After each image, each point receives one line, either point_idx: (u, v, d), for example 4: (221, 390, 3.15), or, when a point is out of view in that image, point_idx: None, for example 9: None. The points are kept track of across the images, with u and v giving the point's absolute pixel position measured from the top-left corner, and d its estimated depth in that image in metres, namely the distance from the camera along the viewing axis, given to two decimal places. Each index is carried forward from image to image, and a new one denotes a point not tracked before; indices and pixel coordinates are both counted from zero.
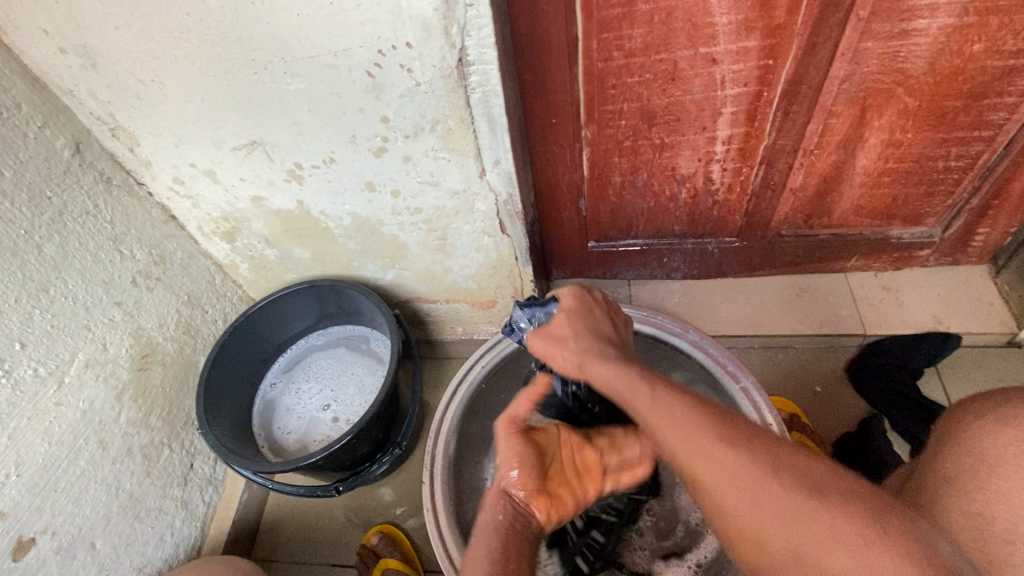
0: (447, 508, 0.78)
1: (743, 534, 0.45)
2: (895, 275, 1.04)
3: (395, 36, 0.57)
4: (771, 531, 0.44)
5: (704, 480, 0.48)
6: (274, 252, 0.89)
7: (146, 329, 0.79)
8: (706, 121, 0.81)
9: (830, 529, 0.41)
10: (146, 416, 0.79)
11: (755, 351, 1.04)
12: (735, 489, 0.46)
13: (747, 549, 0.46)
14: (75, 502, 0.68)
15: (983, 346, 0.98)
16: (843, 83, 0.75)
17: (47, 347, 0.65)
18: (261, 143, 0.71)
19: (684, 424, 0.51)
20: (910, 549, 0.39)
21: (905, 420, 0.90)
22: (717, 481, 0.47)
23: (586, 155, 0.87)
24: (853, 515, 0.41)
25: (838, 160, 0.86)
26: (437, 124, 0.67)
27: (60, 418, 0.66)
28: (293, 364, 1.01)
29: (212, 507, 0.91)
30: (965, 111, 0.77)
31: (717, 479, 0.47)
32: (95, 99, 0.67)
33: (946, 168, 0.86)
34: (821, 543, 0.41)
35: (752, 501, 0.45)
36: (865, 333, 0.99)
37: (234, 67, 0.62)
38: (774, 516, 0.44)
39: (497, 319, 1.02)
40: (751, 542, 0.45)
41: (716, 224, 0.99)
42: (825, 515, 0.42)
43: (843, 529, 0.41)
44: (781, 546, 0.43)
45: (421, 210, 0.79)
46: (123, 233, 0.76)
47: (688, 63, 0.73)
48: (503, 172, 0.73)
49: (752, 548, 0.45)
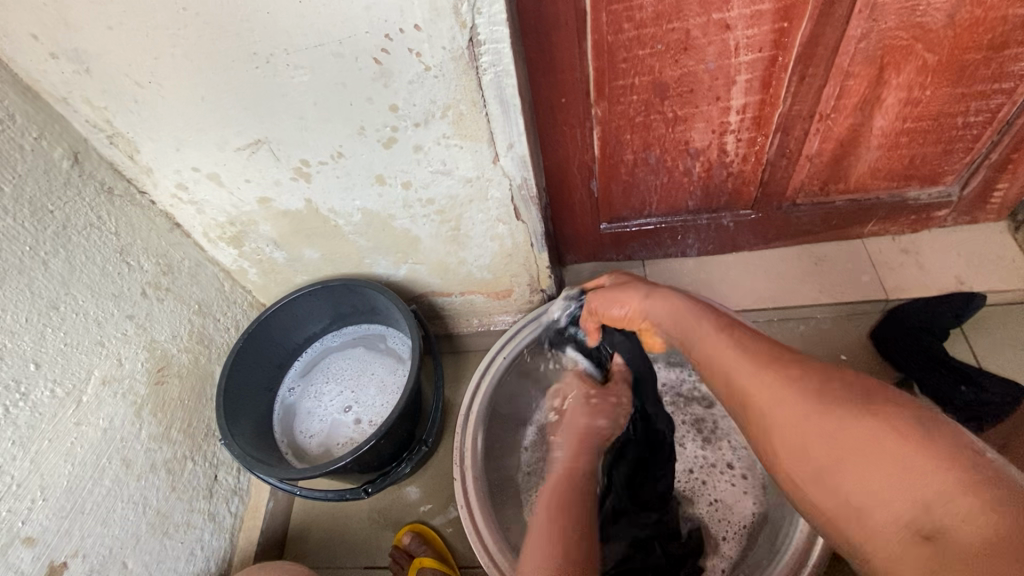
0: (481, 504, 0.77)
1: (784, 443, 0.48)
2: (913, 238, 1.02)
3: (402, 18, 0.55)
4: (815, 440, 0.46)
5: (749, 393, 0.51)
6: (283, 254, 0.87)
7: (160, 341, 0.77)
8: (720, 91, 0.78)
9: (870, 439, 0.43)
10: (167, 431, 0.77)
11: (776, 324, 1.03)
12: (781, 412, 0.49)
13: (802, 470, 0.47)
14: (104, 522, 0.66)
15: (1007, 304, 0.97)
16: (860, 42, 0.73)
17: (62, 366, 0.63)
18: (267, 141, 0.68)
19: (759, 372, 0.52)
20: (952, 459, 0.40)
21: (936, 382, 0.88)
22: (753, 384, 0.51)
23: (597, 134, 0.85)
24: (893, 427, 0.43)
25: (855, 123, 0.84)
26: (448, 109, 0.64)
27: (81, 438, 0.64)
28: (309, 367, 0.99)
29: (239, 518, 0.90)
30: (986, 64, 0.76)
31: (765, 400, 0.50)
32: (90, 106, 0.65)
33: (965, 125, 0.84)
34: (854, 454, 0.43)
35: (808, 419, 0.47)
36: (887, 298, 0.97)
37: (237, 63, 0.60)
38: (820, 422, 0.46)
39: (514, 309, 1.00)
40: (794, 454, 0.47)
41: (731, 196, 0.97)
42: (863, 424, 0.44)
43: (878, 436, 0.43)
44: (819, 452, 0.46)
45: (434, 201, 0.77)
46: (129, 244, 0.73)
47: (701, 30, 0.71)
48: (516, 156, 0.71)
49: (792, 459, 0.47)
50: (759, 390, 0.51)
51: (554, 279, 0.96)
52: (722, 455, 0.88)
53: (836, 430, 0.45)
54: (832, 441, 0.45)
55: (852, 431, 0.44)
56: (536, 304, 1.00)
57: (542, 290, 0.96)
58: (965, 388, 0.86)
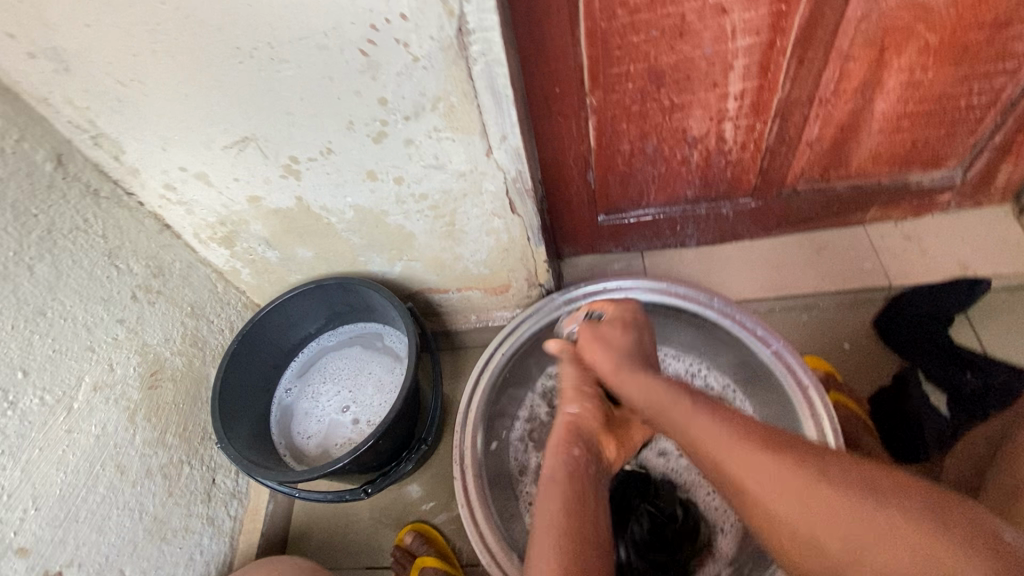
0: (482, 502, 0.76)
1: (794, 535, 0.45)
2: (916, 223, 1.01)
3: (388, 8, 0.53)
4: (830, 533, 0.43)
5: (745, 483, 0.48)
6: (276, 254, 0.85)
7: (152, 345, 0.76)
8: (718, 77, 0.77)
9: (887, 527, 0.42)
10: (162, 435, 0.76)
11: (778, 313, 1.01)
12: (769, 484, 0.46)
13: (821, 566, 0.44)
14: (99, 530, 0.65)
15: (1013, 289, 0.95)
16: (860, 23, 0.71)
17: (52, 373, 0.61)
18: (254, 139, 0.67)
19: (751, 464, 0.48)
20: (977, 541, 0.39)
21: (942, 370, 0.87)
22: (746, 473, 0.48)
23: (593, 124, 0.83)
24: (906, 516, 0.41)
25: (855, 107, 0.82)
26: (438, 101, 0.63)
27: (73, 445, 0.63)
28: (306, 367, 0.98)
29: (239, 521, 0.89)
30: (989, 43, 0.74)
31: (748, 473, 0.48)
32: (72, 106, 0.63)
33: (968, 106, 0.82)
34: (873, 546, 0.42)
35: (813, 508, 0.44)
36: (890, 285, 0.96)
37: (220, 58, 0.58)
38: (832, 511, 0.44)
39: (512, 304, 0.99)
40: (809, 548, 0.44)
41: (730, 185, 0.95)
42: (875, 515, 0.42)
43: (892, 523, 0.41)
44: (837, 548, 0.43)
45: (427, 196, 0.75)
46: (117, 247, 0.72)
47: (697, 15, 0.69)
48: (510, 148, 0.69)
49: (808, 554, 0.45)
50: (756, 477, 0.47)
51: (552, 273, 0.95)
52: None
53: (850, 520, 0.43)
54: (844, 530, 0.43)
55: (868, 521, 0.42)
56: (534, 299, 0.98)
57: (539, 285, 0.95)
58: (972, 375, 0.85)
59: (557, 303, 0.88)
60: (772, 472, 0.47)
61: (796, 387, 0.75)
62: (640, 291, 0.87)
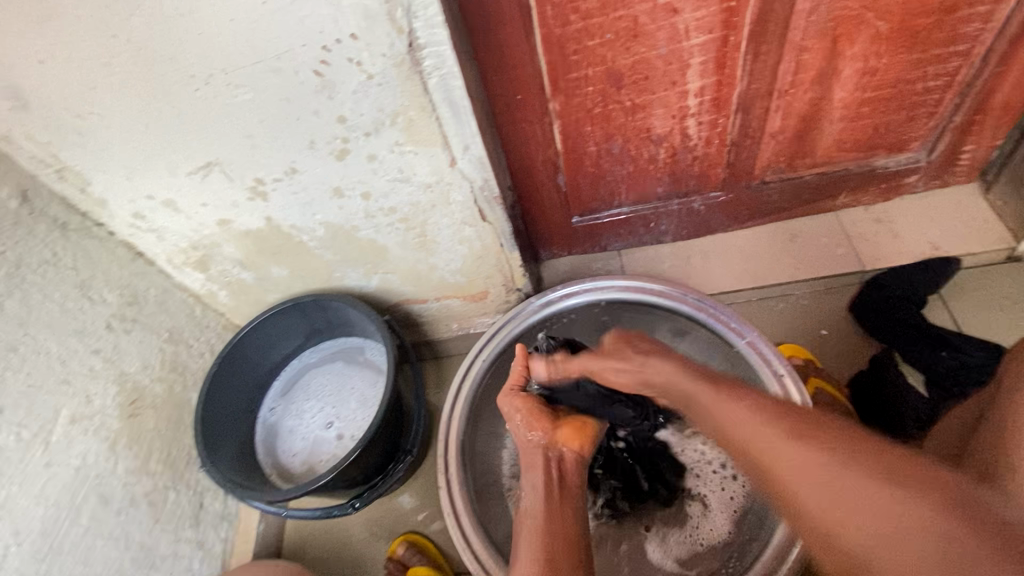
0: (467, 509, 0.76)
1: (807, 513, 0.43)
2: (886, 207, 1.02)
3: (338, 28, 0.54)
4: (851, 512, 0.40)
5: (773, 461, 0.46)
6: (251, 275, 0.86)
7: (130, 373, 0.76)
8: (676, 75, 0.78)
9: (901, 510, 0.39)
10: (145, 463, 0.76)
11: (756, 304, 1.02)
12: (786, 453, 0.45)
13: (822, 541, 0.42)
14: (84, 562, 0.65)
15: (984, 266, 0.96)
16: (810, 16, 0.72)
17: (26, 409, 0.61)
18: (217, 163, 0.67)
19: (775, 436, 0.47)
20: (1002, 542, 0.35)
21: (918, 351, 0.88)
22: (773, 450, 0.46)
23: (558, 128, 0.84)
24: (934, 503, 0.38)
25: (814, 97, 0.83)
26: (397, 116, 0.63)
27: (53, 479, 0.63)
28: (290, 385, 0.98)
29: (230, 542, 0.90)
30: (939, 27, 0.75)
31: (789, 463, 0.45)
32: (33, 142, 0.63)
33: (925, 90, 0.84)
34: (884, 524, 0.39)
35: (830, 486, 0.42)
36: (864, 269, 0.97)
37: (175, 87, 0.59)
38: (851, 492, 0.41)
39: (492, 311, 1.00)
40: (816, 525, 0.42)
41: (699, 180, 0.96)
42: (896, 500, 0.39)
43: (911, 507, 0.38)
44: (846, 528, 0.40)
45: (396, 210, 0.76)
46: (89, 278, 0.72)
47: (649, 16, 0.70)
48: (474, 158, 0.70)
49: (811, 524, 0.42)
50: (780, 451, 0.46)
51: (529, 277, 0.95)
52: (719, 453, 0.82)
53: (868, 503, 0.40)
54: (859, 510, 0.40)
55: (886, 506, 0.39)
56: (513, 304, 0.99)
57: (517, 289, 0.95)
58: (946, 353, 0.86)
59: (535, 307, 0.89)
60: (799, 450, 0.45)
61: (771, 375, 0.76)
62: (615, 290, 0.88)
